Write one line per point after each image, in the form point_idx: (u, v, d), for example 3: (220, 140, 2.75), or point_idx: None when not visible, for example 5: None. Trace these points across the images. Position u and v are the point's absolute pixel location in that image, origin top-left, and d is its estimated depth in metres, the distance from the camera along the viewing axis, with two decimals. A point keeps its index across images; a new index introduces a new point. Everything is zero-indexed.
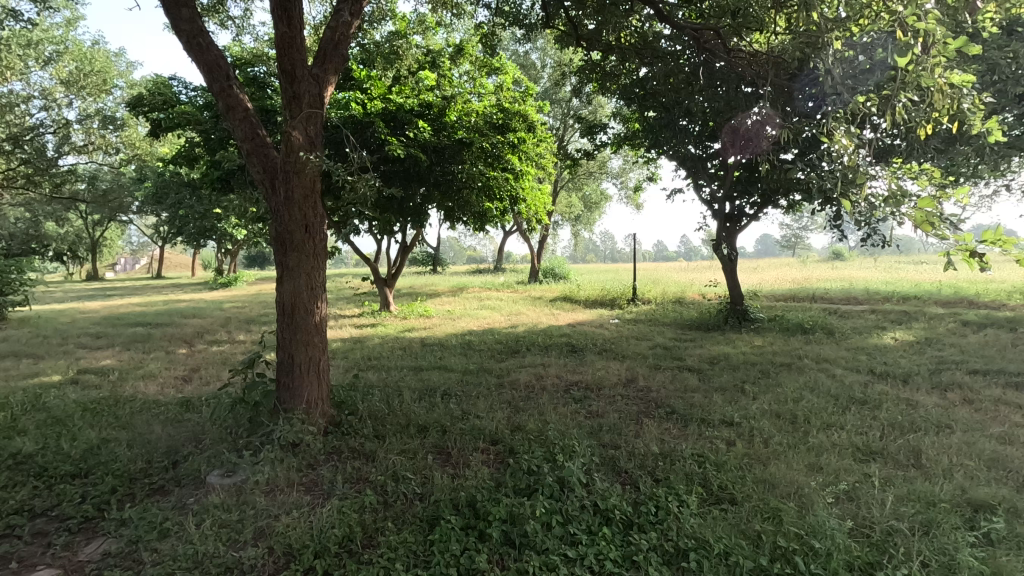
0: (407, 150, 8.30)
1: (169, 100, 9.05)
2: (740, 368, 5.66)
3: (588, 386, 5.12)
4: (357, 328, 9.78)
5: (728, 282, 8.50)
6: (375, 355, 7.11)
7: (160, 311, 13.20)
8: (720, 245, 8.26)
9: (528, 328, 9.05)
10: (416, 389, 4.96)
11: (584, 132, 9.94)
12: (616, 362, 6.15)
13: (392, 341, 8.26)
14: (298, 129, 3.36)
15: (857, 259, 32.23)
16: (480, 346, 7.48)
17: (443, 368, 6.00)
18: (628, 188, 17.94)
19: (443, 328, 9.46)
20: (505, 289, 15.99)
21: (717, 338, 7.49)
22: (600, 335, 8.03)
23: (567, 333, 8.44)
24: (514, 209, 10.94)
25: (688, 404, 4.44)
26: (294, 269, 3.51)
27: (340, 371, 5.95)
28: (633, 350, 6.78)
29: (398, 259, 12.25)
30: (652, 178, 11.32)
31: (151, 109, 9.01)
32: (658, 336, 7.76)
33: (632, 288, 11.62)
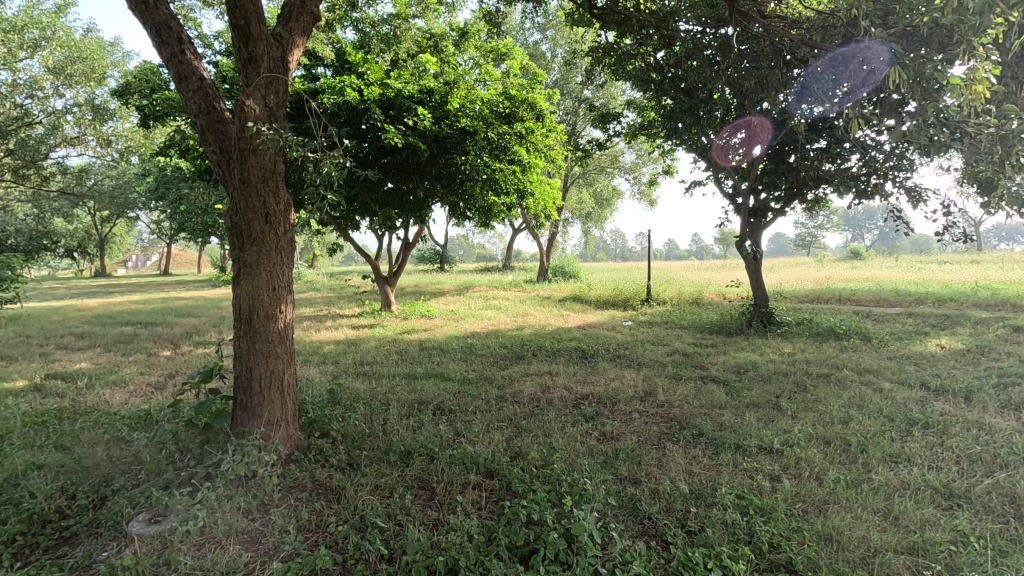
0: (406, 138, 7.80)
1: (156, 87, 8.52)
2: (772, 380, 5.04)
3: (601, 401, 4.52)
4: (354, 329, 9.24)
5: (752, 282, 7.85)
6: (368, 359, 6.55)
7: (155, 309, 12.74)
8: (745, 242, 7.63)
9: (534, 331, 8.46)
10: (406, 402, 4.38)
11: (596, 121, 9.32)
12: (631, 371, 5.54)
13: (388, 344, 7.71)
14: (254, 98, 2.79)
15: (877, 259, 31.26)
16: (482, 350, 6.89)
17: (439, 377, 5.41)
18: (641, 184, 17.30)
19: (445, 329, 8.91)
20: (512, 288, 15.40)
21: (741, 343, 6.86)
22: (613, 340, 7.41)
23: (577, 336, 7.82)
24: (521, 204, 10.36)
25: (718, 425, 3.83)
26: (252, 267, 2.94)
27: (325, 380, 5.39)
28: (650, 357, 6.19)
29: (400, 257, 11.70)
30: (668, 171, 10.69)
31: (137, 96, 8.52)
32: (676, 342, 7.13)
33: (646, 288, 10.99)
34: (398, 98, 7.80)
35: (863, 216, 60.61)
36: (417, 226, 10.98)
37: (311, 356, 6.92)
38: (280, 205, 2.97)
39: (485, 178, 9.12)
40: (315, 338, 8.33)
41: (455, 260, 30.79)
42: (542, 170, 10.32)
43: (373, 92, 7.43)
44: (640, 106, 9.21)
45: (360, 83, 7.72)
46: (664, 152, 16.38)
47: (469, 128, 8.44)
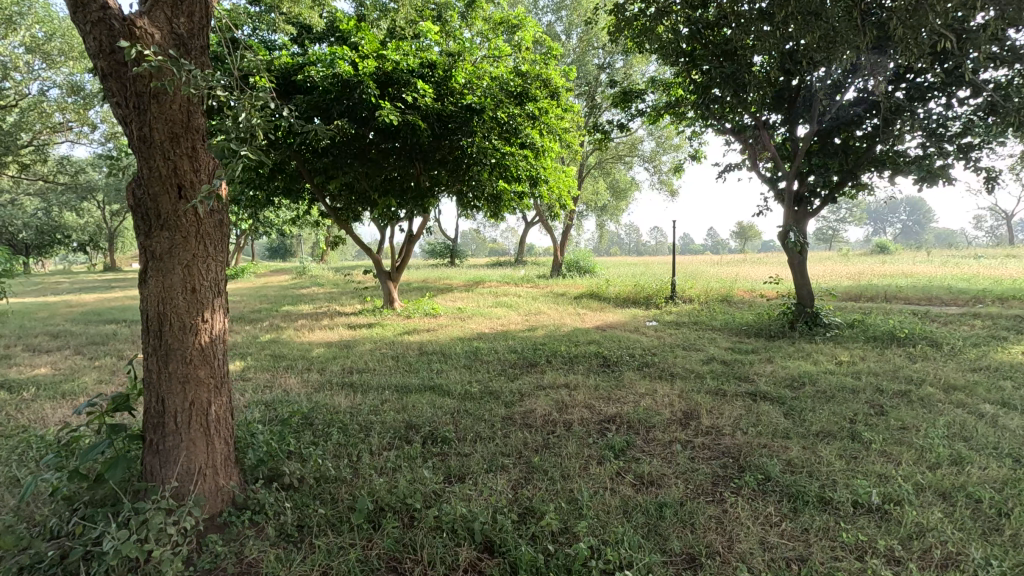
0: (404, 116, 6.96)
1: None
2: (840, 399, 4.13)
3: (633, 426, 3.66)
4: (350, 329, 8.46)
5: (795, 279, 6.91)
6: (359, 365, 5.76)
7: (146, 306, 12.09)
8: (789, 234, 6.73)
9: (548, 332, 7.62)
10: (392, 427, 3.58)
11: (617, 100, 8.42)
12: (664, 384, 4.68)
13: (384, 347, 6.91)
14: (151, 19, 1.97)
15: (904, 253, 29.75)
16: (489, 356, 6.07)
17: (435, 392, 4.58)
18: (662, 172, 16.33)
19: (449, 329, 8.10)
20: (524, 284, 14.55)
21: (786, 349, 5.97)
22: (638, 344, 6.52)
23: (597, 339, 6.95)
24: (534, 192, 9.51)
25: (788, 467, 2.96)
26: (162, 259, 2.14)
27: (300, 395, 4.61)
28: (683, 366, 5.32)
29: (404, 250, 10.91)
30: (696, 155, 9.75)
31: None
32: (710, 347, 6.23)
33: (670, 284, 10.07)
34: (397, 72, 6.96)
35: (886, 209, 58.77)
36: (421, 217, 10.17)
37: (297, 361, 6.14)
38: (199, 174, 2.15)
39: (494, 163, 8.32)
40: (307, 340, 7.55)
41: (466, 255, 29.99)
42: (557, 155, 9.44)
43: (368, 65, 6.59)
44: (665, 82, 8.29)
45: (354, 56, 6.90)
46: (686, 139, 15.40)
47: (476, 105, 7.60)
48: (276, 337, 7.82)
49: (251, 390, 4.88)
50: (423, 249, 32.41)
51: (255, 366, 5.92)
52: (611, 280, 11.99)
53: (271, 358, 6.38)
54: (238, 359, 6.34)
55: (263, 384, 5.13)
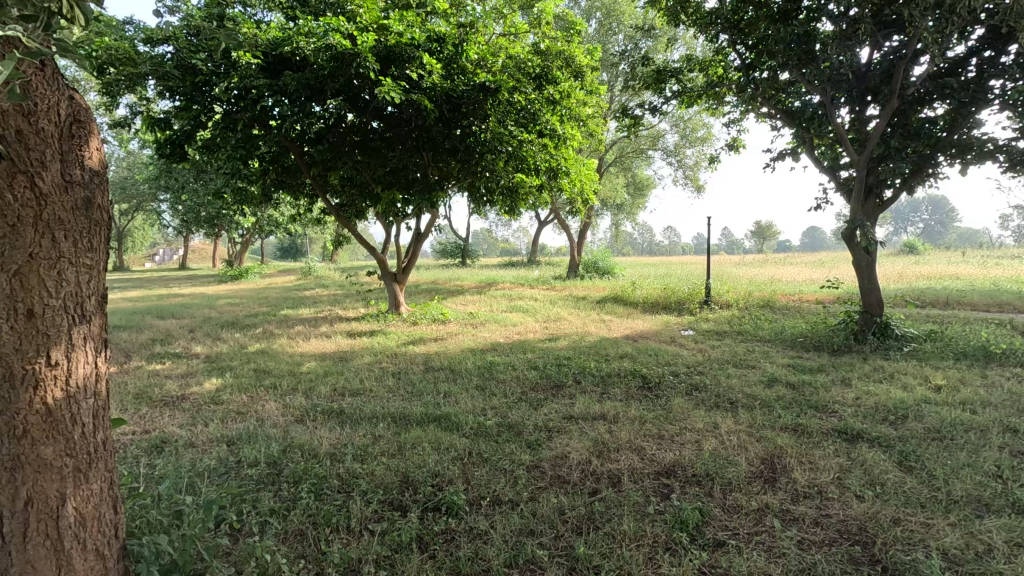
0: (408, 96, 6.08)
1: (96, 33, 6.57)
2: (965, 442, 3.19)
3: (702, 485, 2.76)
4: (349, 337, 7.60)
5: (861, 283, 5.94)
6: (354, 385, 4.89)
7: (138, 309, 11.38)
8: (855, 231, 5.77)
9: (571, 342, 6.71)
10: (382, 486, 2.71)
11: (649, 81, 7.50)
12: (725, 418, 3.76)
13: (385, 360, 6.03)
14: None
15: (936, 253, 28.23)
16: (507, 373, 5.18)
17: (442, 426, 3.70)
18: (686, 166, 15.34)
19: (460, 338, 7.20)
20: (539, 286, 13.66)
21: (858, 366, 5.03)
22: (679, 360, 5.58)
23: (629, 352, 6.04)
24: (553, 185, 8.61)
25: (947, 565, 2.06)
26: None
27: (276, 428, 3.75)
28: (742, 392, 4.39)
29: (410, 250, 10.05)
30: (733, 144, 8.81)
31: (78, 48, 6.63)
32: (767, 365, 5.28)
33: (703, 288, 9.12)
34: (401, 45, 6.09)
35: (908, 208, 57.12)
36: (429, 214, 9.31)
37: (283, 378, 5.28)
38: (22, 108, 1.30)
39: (510, 152, 7.49)
40: (299, 351, 6.69)
41: (477, 255, 29.17)
42: (578, 145, 8.58)
43: (367, 36, 5.70)
44: (700, 61, 7.42)
45: (352, 27, 6.02)
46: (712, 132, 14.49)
47: (491, 84, 6.70)
48: (266, 348, 6.97)
49: (220, 421, 4.04)
50: (433, 249, 31.59)
51: (233, 385, 5.07)
52: (635, 283, 11.04)
53: (254, 373, 5.52)
54: (217, 375, 5.50)
55: (237, 411, 4.29)
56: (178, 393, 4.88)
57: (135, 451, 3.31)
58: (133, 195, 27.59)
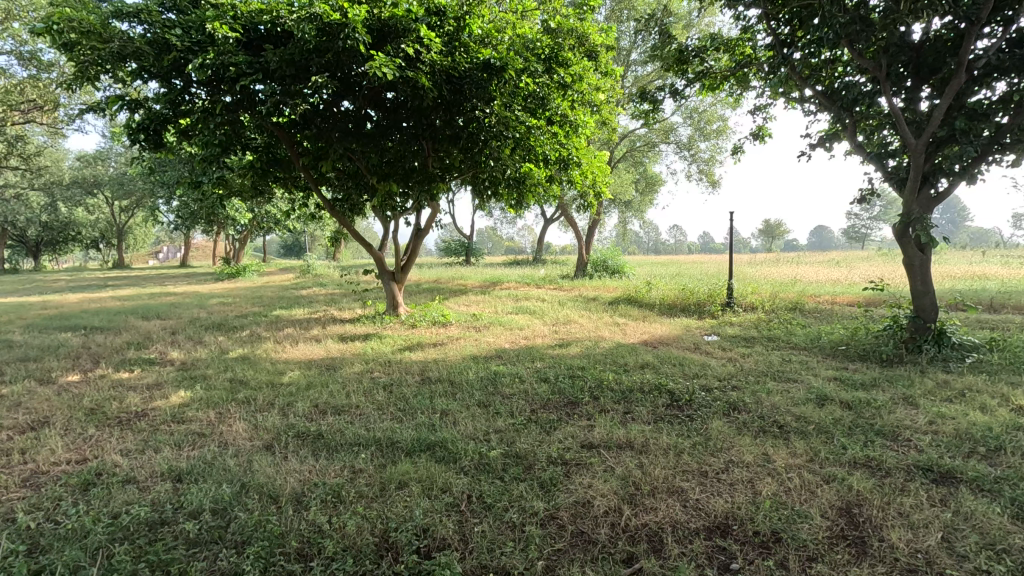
0: (403, 74, 5.44)
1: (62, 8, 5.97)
2: None
3: (768, 550, 2.14)
4: (341, 342, 7.00)
5: (914, 284, 5.25)
6: (339, 400, 4.29)
7: (123, 310, 10.81)
8: (908, 227, 5.11)
9: (584, 349, 6.06)
10: (353, 553, 2.10)
11: (670, 62, 6.84)
12: (776, 450, 3.12)
13: (378, 370, 5.41)
14: None
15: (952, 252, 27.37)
16: (513, 386, 4.56)
17: (436, 459, 3.09)
18: (700, 157, 14.73)
19: (461, 344, 6.56)
20: (545, 286, 13.05)
21: (916, 381, 4.39)
22: (708, 372, 4.93)
23: (650, 362, 5.40)
24: (562, 177, 7.97)
25: None
26: None
27: (238, 457, 3.14)
28: (788, 414, 3.75)
29: (410, 247, 9.43)
30: (758, 133, 8.14)
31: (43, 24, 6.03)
32: (810, 379, 4.62)
33: (724, 289, 8.47)
34: (395, 17, 5.45)
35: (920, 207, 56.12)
36: (429, 208, 8.69)
37: (260, 391, 4.68)
38: None
39: (517, 139, 6.92)
40: (285, 358, 6.07)
41: (482, 253, 28.55)
42: (591, 134, 8.00)
43: (358, 5, 5.06)
44: (726, 41, 6.63)
45: None
46: (727, 124, 13.87)
47: (496, 62, 6.05)
48: (248, 353, 6.35)
49: (176, 445, 3.43)
50: (437, 247, 31.01)
51: (203, 399, 4.47)
52: (649, 283, 10.38)
53: (229, 384, 4.90)
54: (187, 386, 4.89)
55: (199, 432, 3.69)
56: (138, 409, 4.27)
57: (60, 490, 2.70)
58: (132, 190, 27.13)
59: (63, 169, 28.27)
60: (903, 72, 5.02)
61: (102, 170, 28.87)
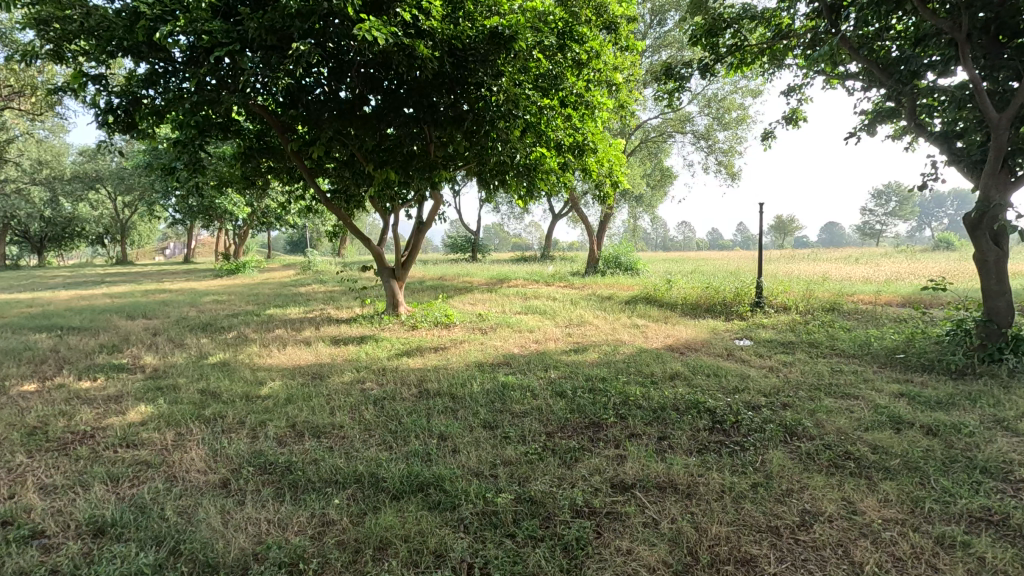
0: (400, 40, 4.79)
1: None
2: None
3: None
4: (334, 345, 6.38)
5: (987, 284, 4.56)
6: (320, 420, 3.65)
7: (109, 308, 10.23)
8: (983, 216, 4.41)
9: (603, 356, 5.38)
10: None
11: (699, 33, 6.14)
12: (859, 496, 2.46)
13: (370, 379, 4.77)
14: None
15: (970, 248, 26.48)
16: (524, 402, 3.89)
17: (429, 507, 2.45)
18: (718, 148, 14.06)
19: (465, 348, 5.91)
20: (555, 283, 12.35)
21: (1003, 399, 3.70)
22: (751, 386, 4.24)
23: (681, 372, 4.72)
24: (577, 164, 7.29)
25: None
26: None
27: (181, 500, 2.52)
28: (861, 443, 3.06)
29: (412, 241, 8.79)
30: (792, 116, 7.42)
31: None
32: (874, 395, 3.93)
33: (752, 287, 7.77)
34: None
35: (934, 202, 54.97)
36: (432, 200, 8.05)
37: (231, 406, 4.04)
38: None
39: (528, 120, 6.30)
40: (268, 364, 5.44)
41: (489, 249, 27.91)
42: (608, 118, 7.33)
43: None
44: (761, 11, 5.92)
45: None
46: (748, 113, 13.23)
47: (505, 30, 5.39)
48: (230, 358, 5.71)
49: (114, 481, 2.81)
50: (443, 243, 30.39)
51: (163, 416, 3.84)
52: (668, 280, 9.68)
53: (197, 397, 4.27)
54: (151, 399, 4.27)
55: (146, 461, 3.06)
56: (85, 428, 3.64)
57: None
58: (134, 185, 26.70)
59: (64, 164, 27.88)
60: (978, 37, 4.32)
61: (103, 165, 28.47)
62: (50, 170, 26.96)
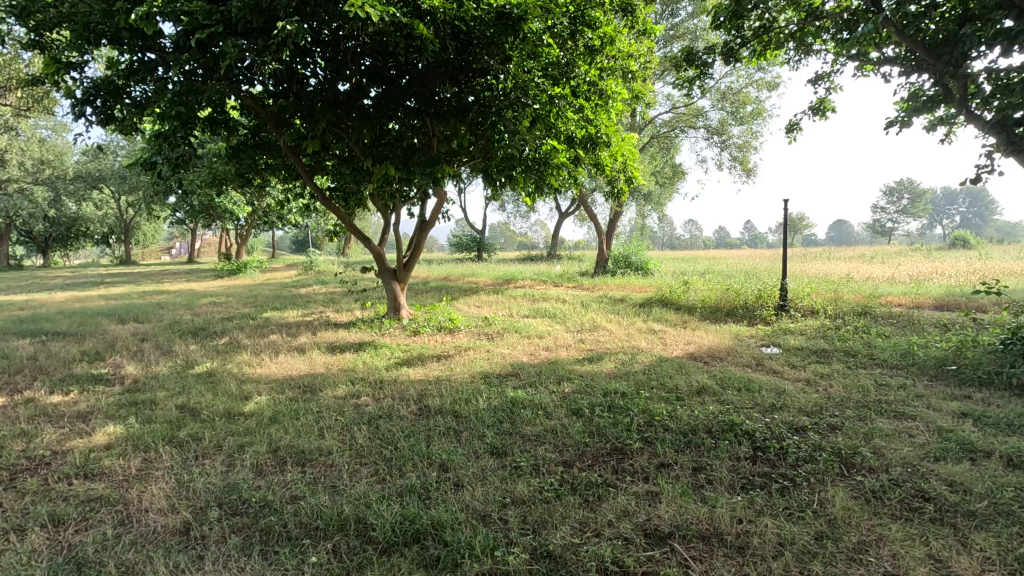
0: (398, 18, 4.36)
1: None
2: None
3: None
4: (330, 353, 5.97)
5: None
6: (306, 445, 3.21)
7: (101, 311, 9.85)
8: None
9: (621, 366, 4.92)
10: None
11: (723, 16, 5.69)
12: (949, 554, 2.02)
13: (366, 394, 4.33)
14: None
15: (988, 245, 25.77)
16: (537, 424, 3.45)
17: (425, 567, 2.03)
18: (732, 142, 13.58)
19: (470, 357, 5.47)
20: (565, 284, 11.89)
21: None
22: (790, 403, 3.78)
23: (709, 386, 4.25)
24: (589, 158, 6.84)
25: None
26: None
27: (130, 555, 2.10)
28: (934, 479, 2.60)
29: (414, 242, 8.35)
30: (820, 109, 6.90)
31: None
32: (933, 415, 3.46)
33: (776, 289, 7.29)
34: None
35: (947, 199, 54.08)
36: (436, 197, 7.61)
37: (209, 426, 3.61)
38: None
39: (538, 110, 5.87)
40: (256, 376, 5.01)
41: (494, 248, 27.48)
42: (621, 110, 6.88)
43: None
44: None
45: None
46: (763, 106, 12.77)
47: (514, 11, 4.96)
48: (216, 368, 5.30)
49: (58, 526, 2.40)
50: (448, 242, 29.97)
51: (131, 439, 3.42)
52: (684, 282, 9.21)
53: (173, 415, 3.85)
54: (122, 417, 3.85)
55: (100, 498, 2.65)
56: (42, 454, 3.23)
57: None
58: (136, 184, 26.51)
59: (67, 163, 27.73)
60: None
61: (106, 164, 28.31)
62: (52, 169, 26.77)
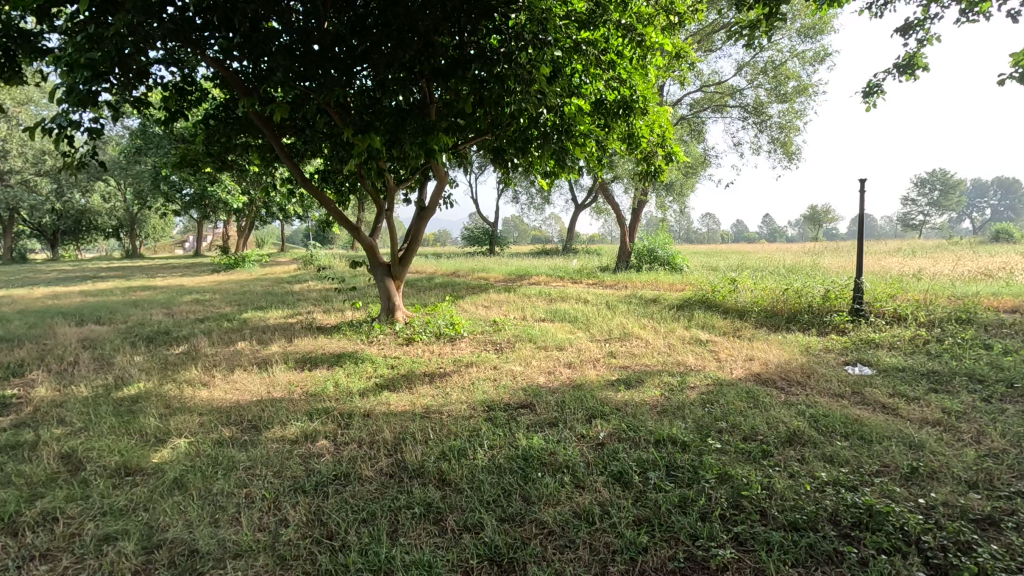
0: None
1: None
2: None
3: None
4: (301, 368, 4.81)
5: None
6: (201, 542, 2.04)
7: (64, 310, 8.78)
8: None
9: (672, 395, 3.68)
10: None
11: None
12: None
13: (324, 437, 3.14)
14: None
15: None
16: (564, 507, 2.24)
17: None
18: (771, 124, 12.23)
19: (471, 377, 4.28)
20: (586, 281, 10.61)
21: None
22: (939, 466, 2.54)
23: (803, 432, 3.01)
24: (621, 127, 5.59)
25: None
26: None
27: None
28: None
29: (411, 232, 7.15)
30: (919, 68, 5.50)
31: None
32: None
33: (847, 289, 5.97)
34: None
35: (981, 192, 51.65)
36: (435, 178, 6.39)
37: (80, 496, 2.45)
38: None
39: (559, 60, 4.64)
40: (193, 403, 3.84)
41: (507, 242, 26.20)
42: (660, 69, 5.63)
43: None
44: None
45: None
46: (807, 82, 11.40)
47: None
48: (149, 390, 4.16)
49: None
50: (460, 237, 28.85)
51: None
52: (727, 280, 7.90)
53: (41, 472, 2.70)
54: None
55: None
56: None
57: None
58: None
59: None
60: None
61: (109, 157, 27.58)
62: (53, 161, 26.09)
